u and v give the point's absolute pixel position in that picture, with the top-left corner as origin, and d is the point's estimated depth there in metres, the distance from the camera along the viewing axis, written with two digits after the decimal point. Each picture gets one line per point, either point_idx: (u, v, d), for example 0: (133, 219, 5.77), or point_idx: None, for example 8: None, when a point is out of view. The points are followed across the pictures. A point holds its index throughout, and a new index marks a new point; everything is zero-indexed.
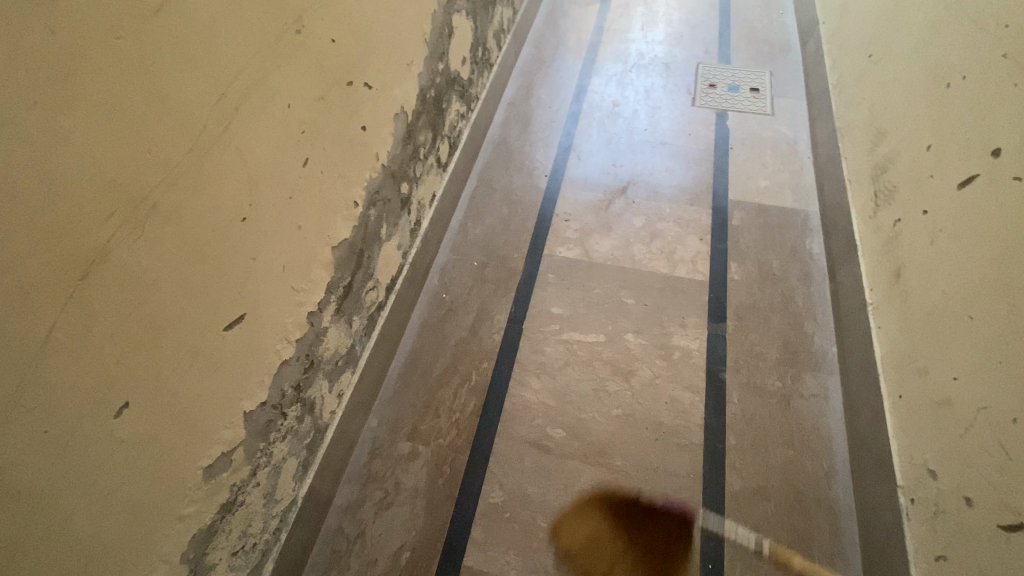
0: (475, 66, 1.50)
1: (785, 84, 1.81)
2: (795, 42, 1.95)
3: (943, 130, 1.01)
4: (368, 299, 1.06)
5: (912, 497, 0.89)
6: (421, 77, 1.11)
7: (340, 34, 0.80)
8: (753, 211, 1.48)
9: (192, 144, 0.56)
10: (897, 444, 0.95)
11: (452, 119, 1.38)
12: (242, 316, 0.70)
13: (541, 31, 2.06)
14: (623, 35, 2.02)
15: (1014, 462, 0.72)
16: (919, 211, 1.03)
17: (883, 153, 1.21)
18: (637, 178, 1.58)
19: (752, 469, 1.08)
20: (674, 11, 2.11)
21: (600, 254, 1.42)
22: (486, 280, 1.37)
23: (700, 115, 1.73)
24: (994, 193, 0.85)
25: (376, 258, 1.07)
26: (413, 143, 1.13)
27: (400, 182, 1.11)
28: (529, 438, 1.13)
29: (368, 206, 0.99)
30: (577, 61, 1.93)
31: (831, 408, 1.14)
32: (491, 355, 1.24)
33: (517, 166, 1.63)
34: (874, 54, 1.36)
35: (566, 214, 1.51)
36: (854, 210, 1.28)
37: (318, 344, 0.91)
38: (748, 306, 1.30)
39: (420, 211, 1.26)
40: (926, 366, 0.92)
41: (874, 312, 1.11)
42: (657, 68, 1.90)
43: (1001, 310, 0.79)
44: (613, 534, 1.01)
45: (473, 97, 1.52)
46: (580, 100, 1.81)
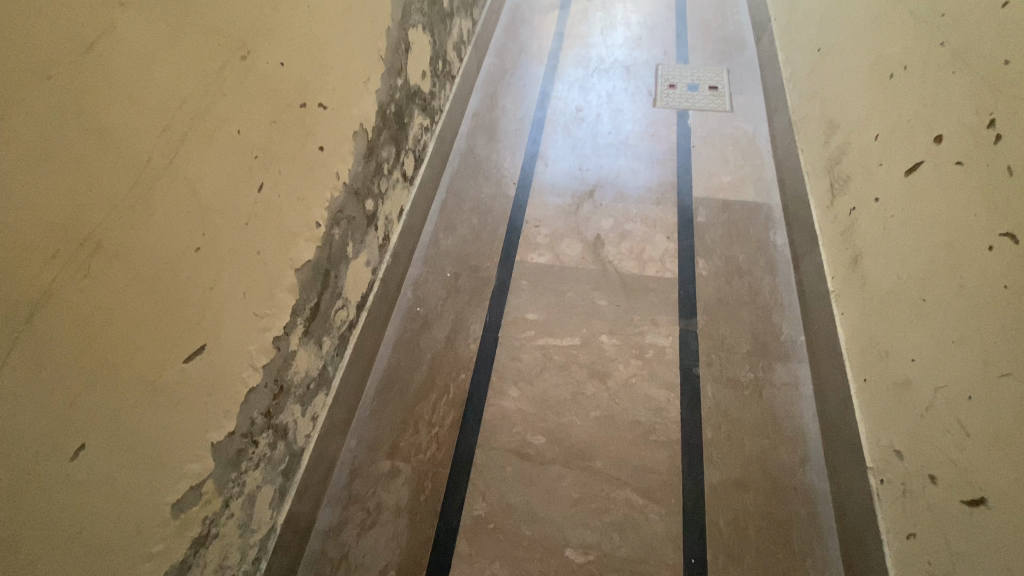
0: (436, 79, 1.50)
1: (742, 81, 1.86)
2: (750, 40, 2.00)
3: (889, 119, 1.05)
4: (338, 319, 1.06)
5: (881, 478, 0.91)
6: (379, 93, 1.11)
7: (289, 57, 0.80)
8: (717, 207, 1.51)
9: (136, 177, 0.56)
10: (865, 427, 0.97)
11: (415, 132, 1.38)
12: (203, 346, 0.69)
13: (502, 41, 2.08)
14: (584, 40, 2.05)
15: (970, 437, 0.74)
16: (871, 199, 1.07)
17: (836, 145, 1.24)
18: (604, 180, 1.61)
19: (729, 461, 1.10)
20: (632, 14, 2.15)
21: (571, 258, 1.44)
22: (459, 291, 1.38)
23: (661, 116, 1.76)
24: (939, 177, 0.88)
25: (344, 276, 1.06)
26: (375, 159, 1.13)
27: (365, 199, 1.11)
28: (509, 447, 1.13)
29: (332, 225, 0.98)
30: (540, 69, 1.95)
31: (802, 396, 1.17)
32: (468, 366, 1.24)
33: (485, 175, 1.64)
34: (822, 48, 1.41)
35: (536, 220, 1.52)
36: (813, 200, 1.32)
37: (287, 368, 0.90)
38: (717, 301, 1.33)
39: (388, 227, 1.26)
40: (887, 349, 0.95)
41: (837, 299, 1.14)
42: (618, 71, 1.93)
43: (951, 291, 0.82)
44: (597, 537, 1.02)
45: (436, 110, 1.53)
46: (544, 106, 1.83)
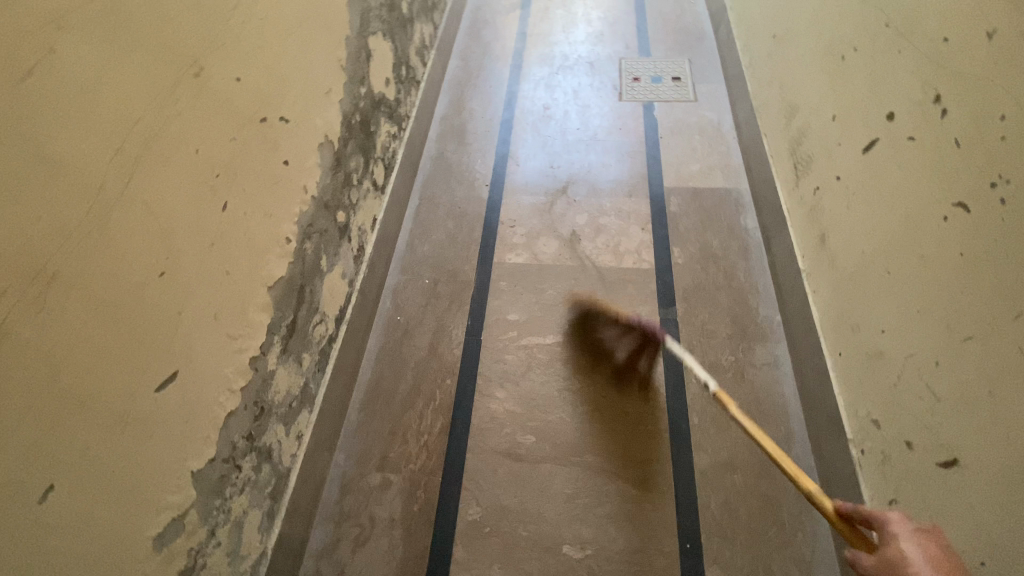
0: (400, 85, 1.49)
1: (703, 70, 1.88)
2: (708, 30, 2.04)
3: (844, 99, 1.07)
4: (317, 334, 1.04)
5: (862, 448, 0.93)
6: (343, 103, 1.10)
7: (245, 72, 0.79)
8: (688, 196, 1.53)
9: (90, 205, 0.54)
10: (844, 400, 1.00)
11: (383, 140, 1.37)
12: (176, 373, 0.67)
13: (465, 43, 2.08)
14: (547, 39, 2.06)
15: (941, 402, 0.77)
16: (834, 178, 1.10)
17: (797, 127, 1.27)
18: (575, 177, 1.62)
19: (716, 444, 1.11)
20: (592, 11, 2.17)
21: (548, 256, 1.44)
22: (439, 297, 1.37)
23: (628, 109, 1.78)
24: (894, 152, 0.91)
25: (319, 290, 1.05)
26: (343, 170, 1.12)
27: (335, 211, 1.09)
28: (500, 449, 1.13)
29: (303, 239, 0.97)
30: (505, 69, 1.96)
31: (782, 374, 1.20)
32: (453, 371, 1.24)
33: (457, 179, 1.64)
34: (777, 34, 1.44)
35: (511, 220, 1.52)
36: (779, 182, 1.34)
37: (267, 389, 0.89)
38: (694, 288, 1.35)
39: (361, 238, 1.24)
40: (858, 323, 0.98)
41: (808, 278, 1.17)
42: (582, 67, 1.94)
43: (913, 262, 0.84)
44: (593, 531, 1.02)
45: (403, 116, 1.52)
46: (512, 106, 1.83)
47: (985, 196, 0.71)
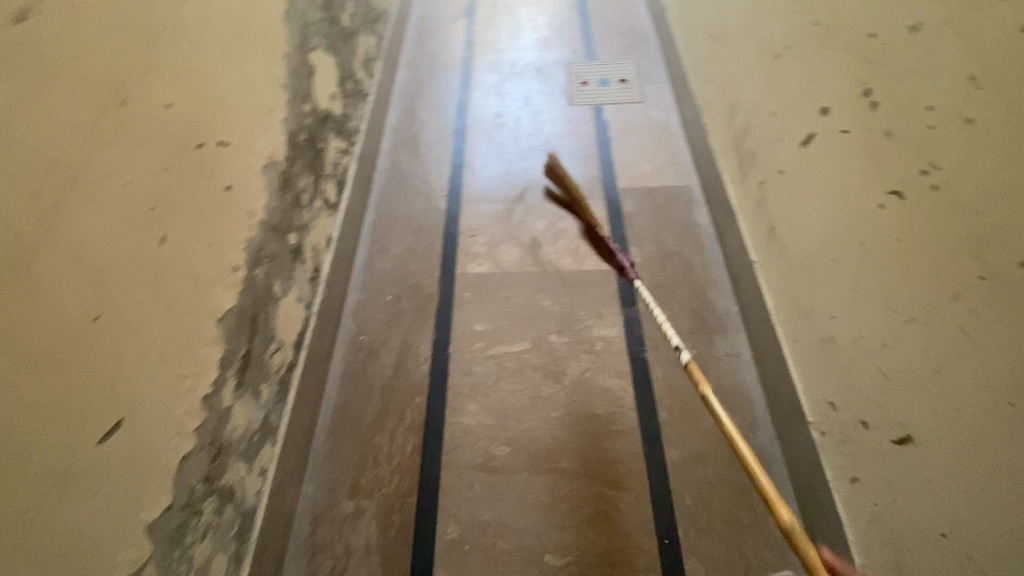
0: (347, 100, 1.46)
1: (648, 71, 1.93)
2: (650, 31, 2.09)
3: (781, 96, 1.12)
4: (274, 363, 1.00)
5: (822, 430, 0.97)
6: (286, 122, 1.07)
7: (177, 96, 0.75)
8: (642, 195, 1.57)
9: (9, 252, 0.50)
10: (802, 385, 1.04)
11: (332, 157, 1.33)
12: (121, 421, 0.63)
13: (411, 53, 2.06)
14: (494, 46, 2.07)
15: (889, 381, 0.81)
16: (776, 172, 1.14)
17: (739, 123, 1.32)
18: (532, 182, 1.62)
19: (686, 438, 1.13)
20: (537, 16, 2.19)
21: (510, 263, 1.44)
22: (402, 313, 1.34)
23: (578, 112, 1.80)
24: (829, 145, 0.95)
25: (274, 317, 1.01)
26: (292, 191, 1.09)
27: (286, 234, 1.06)
28: (474, 463, 1.11)
29: (252, 265, 0.93)
30: (454, 78, 1.95)
31: (743, 363, 1.23)
32: (421, 388, 1.21)
33: (413, 191, 1.61)
34: (714, 35, 1.49)
35: (471, 229, 1.52)
36: (727, 177, 1.39)
37: (223, 426, 0.84)
38: (654, 285, 1.37)
39: (316, 258, 1.21)
40: (810, 309, 1.02)
41: (760, 268, 1.21)
42: (531, 73, 1.95)
43: (854, 249, 0.89)
44: (573, 537, 1.02)
45: (352, 131, 1.49)
46: (464, 115, 1.83)
47: (916, 183, 0.73)
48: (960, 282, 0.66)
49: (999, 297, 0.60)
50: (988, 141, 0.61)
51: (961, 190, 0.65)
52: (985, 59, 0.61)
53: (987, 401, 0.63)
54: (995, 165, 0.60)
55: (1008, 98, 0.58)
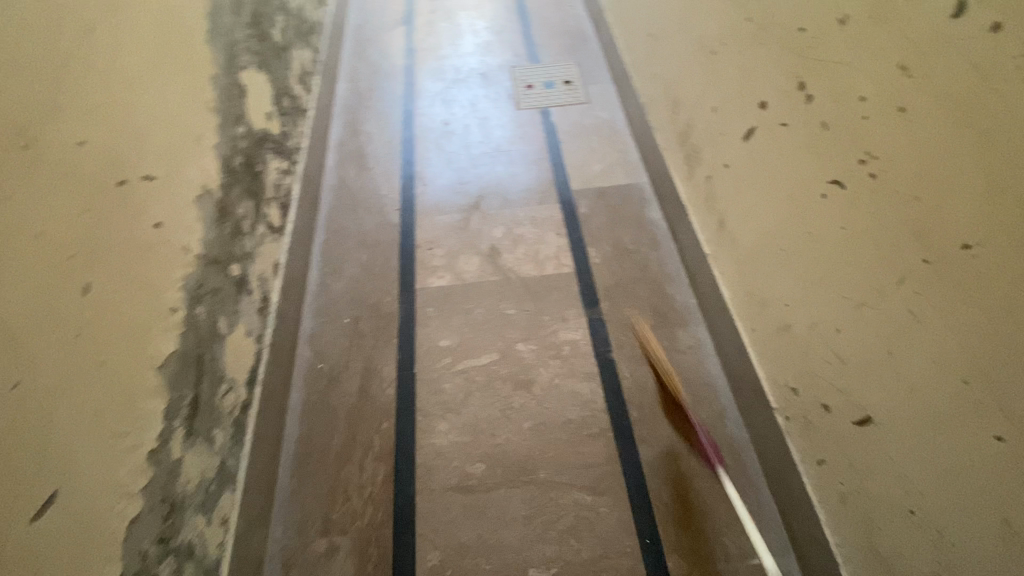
0: (285, 118, 1.40)
1: (592, 70, 1.94)
2: (590, 30, 2.10)
3: (720, 92, 1.14)
4: (225, 404, 0.94)
5: (787, 415, 1.00)
6: (219, 147, 1.01)
7: (92, 131, 0.69)
8: (596, 195, 1.57)
9: None
10: (764, 372, 1.06)
11: (273, 179, 1.27)
12: (56, 493, 0.57)
13: (351, 64, 2.00)
14: (435, 53, 2.03)
15: (845, 364, 0.84)
16: (722, 166, 1.17)
17: (683, 120, 1.34)
18: (485, 190, 1.60)
19: (658, 435, 1.14)
20: (477, 21, 2.17)
21: (470, 274, 1.41)
22: (361, 335, 1.30)
23: (526, 116, 1.80)
24: (770, 139, 0.98)
25: (222, 356, 0.95)
26: (231, 220, 1.02)
27: (228, 266, 0.99)
28: (450, 483, 1.08)
29: (193, 304, 0.87)
30: (397, 87, 1.91)
31: (706, 355, 1.26)
32: (389, 412, 1.17)
33: (363, 207, 1.56)
34: (653, 34, 1.51)
35: (427, 243, 1.48)
36: (675, 173, 1.41)
37: (174, 481, 0.78)
38: (615, 285, 1.38)
39: (264, 287, 1.15)
40: (765, 299, 1.05)
41: (715, 261, 1.24)
42: (475, 79, 1.93)
43: (801, 239, 0.92)
44: (556, 548, 1.01)
45: (292, 150, 1.42)
46: (410, 125, 1.79)
47: (857, 172, 0.76)
48: (904, 267, 0.69)
49: (944, 279, 0.63)
50: (925, 130, 0.64)
51: (901, 177, 0.68)
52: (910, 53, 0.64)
53: (939, 377, 0.65)
54: (933, 152, 0.63)
55: (943, 87, 0.61)
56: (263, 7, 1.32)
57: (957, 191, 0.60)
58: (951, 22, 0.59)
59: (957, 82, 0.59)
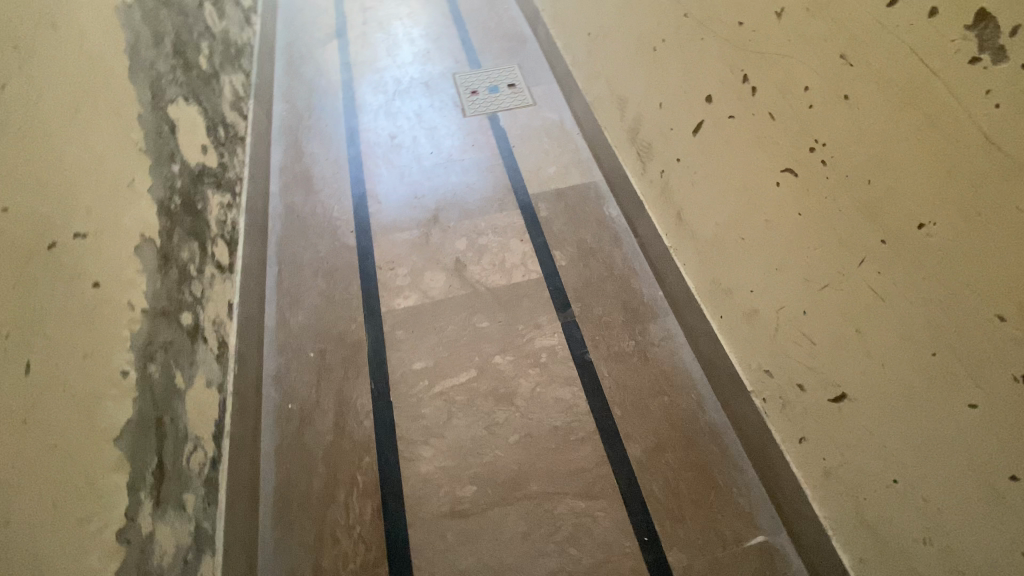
0: (222, 148, 1.32)
1: (534, 72, 1.94)
2: (527, 31, 2.10)
3: (665, 88, 1.16)
4: (193, 463, 0.88)
5: (763, 397, 1.03)
6: (154, 189, 0.93)
7: (14, 193, 0.62)
8: (553, 197, 1.57)
9: None
10: (737, 357, 1.09)
11: (217, 214, 1.20)
12: None
13: (285, 83, 1.92)
14: (373, 65, 1.98)
15: (814, 343, 0.87)
16: (674, 160, 1.19)
17: (631, 116, 1.36)
18: (442, 202, 1.57)
19: (643, 431, 1.15)
20: (412, 29, 2.12)
21: (436, 291, 1.38)
22: (330, 367, 1.24)
23: (474, 123, 1.77)
24: (719, 131, 1.00)
25: (183, 413, 0.88)
26: (176, 265, 0.95)
27: (177, 315, 0.93)
28: (443, 510, 1.06)
29: (144, 363, 0.80)
30: (338, 104, 1.84)
31: (679, 345, 1.28)
32: (369, 445, 1.13)
33: (316, 232, 1.50)
34: (592, 33, 1.52)
35: (388, 263, 1.43)
36: (629, 169, 1.43)
37: (148, 558, 0.72)
38: (583, 285, 1.38)
39: (219, 332, 1.08)
40: (730, 286, 1.07)
41: (676, 253, 1.26)
42: (418, 88, 1.89)
43: (759, 226, 0.94)
44: (557, 560, 1.00)
45: (233, 181, 1.35)
46: (356, 142, 1.73)
47: (808, 160, 0.79)
48: (866, 248, 0.72)
49: (904, 259, 0.67)
50: (874, 115, 0.67)
51: (852, 163, 0.71)
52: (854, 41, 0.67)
53: (908, 351, 0.70)
54: (883, 140, 0.66)
55: (887, 78, 0.64)
56: (185, 34, 1.24)
57: (911, 178, 0.64)
58: (891, 12, 0.62)
59: (900, 73, 0.62)
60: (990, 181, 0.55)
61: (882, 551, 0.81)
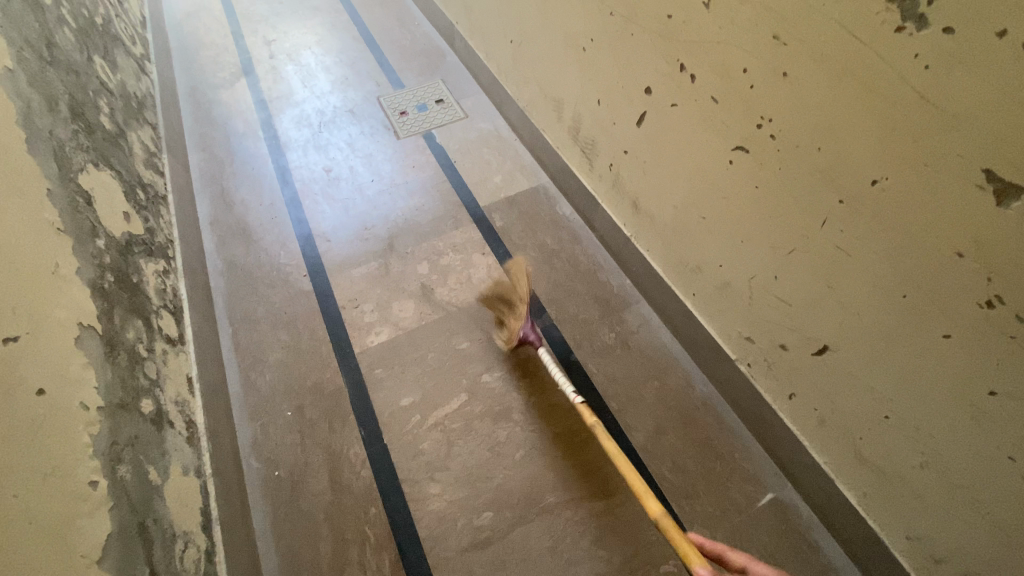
0: (145, 211, 1.21)
1: (459, 84, 1.92)
2: (444, 45, 2.08)
3: (601, 85, 1.19)
4: (186, 563, 0.79)
5: (748, 362, 1.07)
6: (82, 271, 0.84)
7: None
8: (505, 206, 1.57)
9: None
10: (716, 330, 1.13)
11: (153, 284, 1.09)
12: None
13: (197, 132, 1.79)
14: (290, 99, 1.89)
15: (790, 305, 0.91)
16: (621, 152, 1.22)
17: (569, 116, 1.38)
18: (394, 229, 1.52)
19: (641, 418, 1.17)
20: (324, 57, 2.04)
21: (408, 320, 1.33)
22: (312, 423, 1.17)
23: (410, 144, 1.73)
24: (663, 119, 1.04)
25: (164, 510, 0.79)
26: (123, 349, 0.86)
27: (136, 405, 0.83)
28: (464, 544, 1.02)
29: (112, 465, 0.71)
30: (260, 145, 1.74)
31: (656, 328, 1.31)
32: (373, 495, 1.07)
33: (266, 283, 1.40)
34: (514, 40, 1.53)
35: (350, 301, 1.37)
36: (575, 167, 1.45)
37: None
38: (554, 287, 1.39)
39: (184, 412, 0.98)
40: (697, 264, 1.11)
41: (638, 240, 1.29)
42: (343, 117, 1.82)
43: (719, 203, 0.98)
44: (589, 566, 1.00)
45: (164, 244, 1.24)
46: (289, 181, 1.64)
47: (757, 136, 0.83)
48: (825, 210, 0.77)
49: (862, 214, 0.72)
50: (811, 87, 0.72)
51: (800, 133, 0.76)
52: (787, 18, 0.71)
53: (879, 298, 0.75)
54: (825, 108, 0.71)
55: (819, 53, 0.69)
56: (81, 94, 1.12)
57: (856, 140, 0.69)
58: None
59: (831, 46, 0.67)
60: (931, 134, 0.60)
61: (884, 484, 0.86)
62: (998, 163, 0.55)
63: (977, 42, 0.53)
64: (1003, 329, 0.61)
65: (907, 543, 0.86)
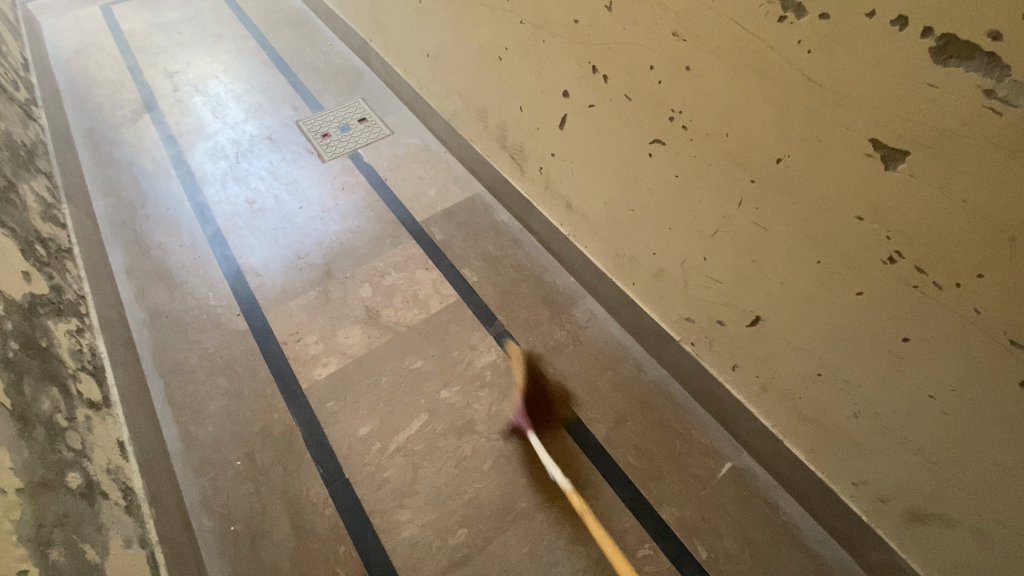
0: (49, 268, 1.11)
1: (380, 102, 1.90)
2: (361, 63, 2.04)
3: (521, 91, 1.22)
4: None
5: (692, 342, 1.12)
6: None
7: None
8: (443, 218, 1.56)
9: None
10: (658, 315, 1.18)
11: (66, 346, 1.00)
12: None
13: (100, 176, 1.66)
14: (201, 132, 1.79)
15: (722, 283, 0.96)
16: (548, 155, 1.25)
17: (494, 125, 1.40)
18: (330, 254, 1.47)
19: (602, 410, 1.20)
20: (234, 85, 1.96)
21: (356, 347, 1.29)
22: (266, 469, 1.11)
23: (336, 166, 1.69)
24: (583, 120, 1.07)
25: None
26: (40, 420, 0.78)
27: (64, 480, 0.76)
28: (442, 565, 1.00)
29: (42, 551, 0.65)
30: (173, 183, 1.64)
31: (604, 321, 1.34)
32: (340, 531, 1.03)
33: (197, 328, 1.32)
34: (430, 53, 1.54)
35: (292, 336, 1.31)
36: (507, 173, 1.47)
37: None
38: (501, 294, 1.39)
39: (120, 479, 0.90)
40: (633, 255, 1.15)
41: (575, 239, 1.32)
42: (262, 145, 1.75)
43: (645, 195, 1.02)
44: (569, 564, 1.00)
45: (75, 302, 1.13)
46: (209, 218, 1.55)
47: (670, 128, 0.88)
48: (740, 191, 0.82)
49: (773, 191, 0.78)
50: (712, 78, 0.77)
51: (709, 122, 0.81)
52: (683, 16, 0.76)
53: (798, 266, 0.81)
54: (727, 96, 0.76)
55: (715, 47, 0.74)
56: None
57: (758, 123, 0.74)
58: None
59: (725, 39, 0.72)
60: (821, 112, 0.66)
61: (825, 437, 0.93)
62: (883, 132, 0.61)
63: (851, 25, 0.59)
64: (905, 279, 0.67)
65: (853, 488, 0.93)
